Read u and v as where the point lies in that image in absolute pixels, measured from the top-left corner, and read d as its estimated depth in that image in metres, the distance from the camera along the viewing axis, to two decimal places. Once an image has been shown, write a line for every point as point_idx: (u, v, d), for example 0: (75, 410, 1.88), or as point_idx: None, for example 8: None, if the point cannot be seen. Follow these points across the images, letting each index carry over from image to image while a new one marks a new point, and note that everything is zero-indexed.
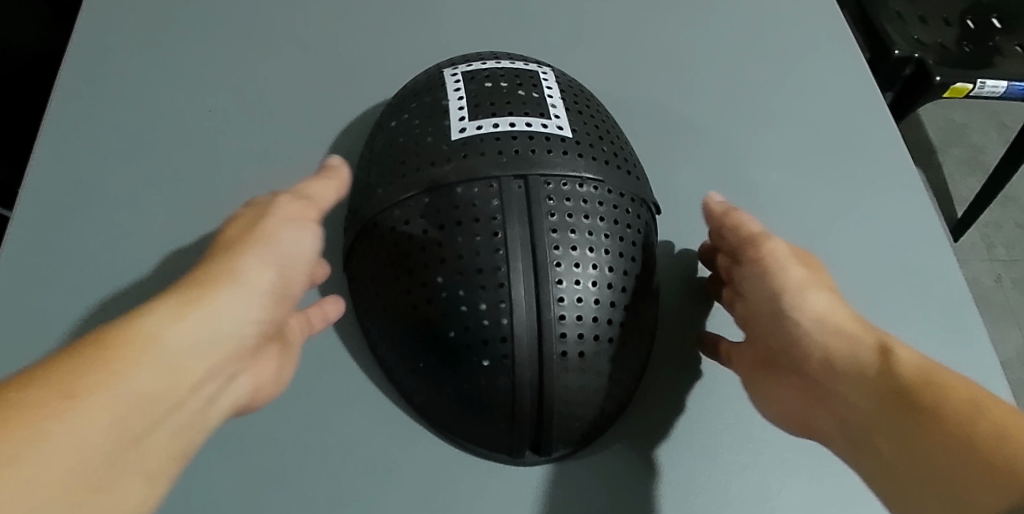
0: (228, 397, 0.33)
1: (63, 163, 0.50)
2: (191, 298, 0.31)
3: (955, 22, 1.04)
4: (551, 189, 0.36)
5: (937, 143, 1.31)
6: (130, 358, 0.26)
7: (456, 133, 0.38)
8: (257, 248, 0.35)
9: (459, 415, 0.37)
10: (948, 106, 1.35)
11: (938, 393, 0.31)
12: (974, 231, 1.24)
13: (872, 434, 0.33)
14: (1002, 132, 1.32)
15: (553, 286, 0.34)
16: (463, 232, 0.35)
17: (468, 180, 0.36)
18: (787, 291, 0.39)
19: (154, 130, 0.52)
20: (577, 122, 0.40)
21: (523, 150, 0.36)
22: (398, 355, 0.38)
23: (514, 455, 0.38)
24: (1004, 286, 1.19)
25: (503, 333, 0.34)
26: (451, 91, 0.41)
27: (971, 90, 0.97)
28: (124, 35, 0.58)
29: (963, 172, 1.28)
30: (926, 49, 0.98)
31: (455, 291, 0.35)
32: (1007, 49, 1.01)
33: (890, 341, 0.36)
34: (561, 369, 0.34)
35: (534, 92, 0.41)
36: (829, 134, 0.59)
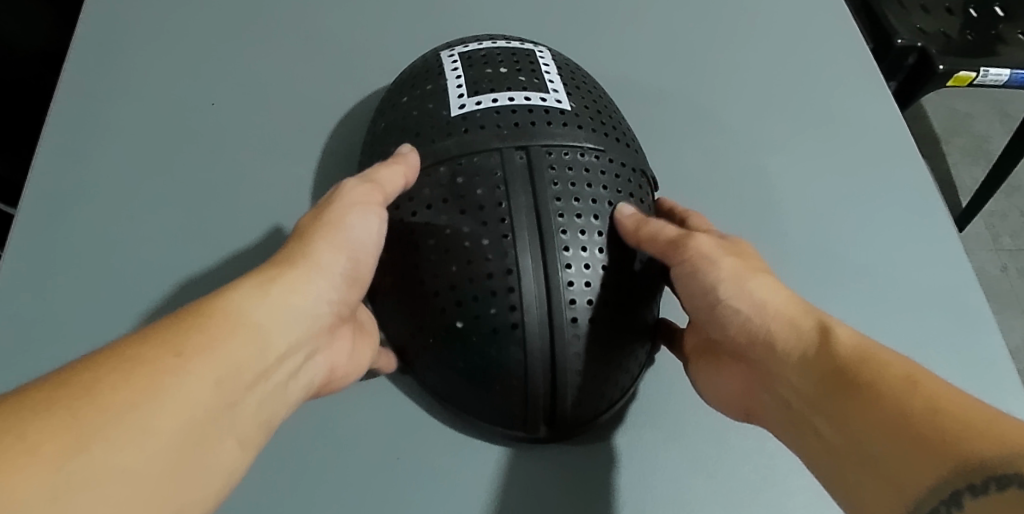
0: (310, 374, 0.33)
1: (68, 156, 0.50)
2: (274, 278, 0.31)
3: (957, 11, 1.03)
4: (553, 159, 0.36)
5: (942, 133, 1.30)
6: (219, 331, 0.27)
7: (456, 109, 0.39)
8: (329, 226, 0.34)
9: (471, 392, 0.37)
10: (951, 95, 1.34)
11: (873, 368, 0.30)
12: (979, 221, 1.24)
13: (812, 418, 0.31)
14: (1006, 121, 1.32)
15: (560, 252, 0.34)
16: (468, 203, 0.35)
17: (470, 153, 0.36)
18: (723, 284, 0.35)
19: (156, 126, 0.52)
20: (575, 96, 0.41)
21: (523, 123, 0.37)
22: (405, 334, 0.38)
23: (529, 432, 0.38)
24: (1010, 276, 1.18)
25: (513, 302, 0.34)
26: (449, 71, 0.41)
27: (974, 79, 0.96)
28: (126, 28, 0.58)
29: (967, 162, 1.28)
30: (929, 38, 0.98)
31: (461, 262, 0.35)
32: (1010, 37, 1.01)
33: (830, 320, 0.33)
34: (573, 338, 0.34)
35: (531, 68, 0.41)
36: (832, 120, 0.59)
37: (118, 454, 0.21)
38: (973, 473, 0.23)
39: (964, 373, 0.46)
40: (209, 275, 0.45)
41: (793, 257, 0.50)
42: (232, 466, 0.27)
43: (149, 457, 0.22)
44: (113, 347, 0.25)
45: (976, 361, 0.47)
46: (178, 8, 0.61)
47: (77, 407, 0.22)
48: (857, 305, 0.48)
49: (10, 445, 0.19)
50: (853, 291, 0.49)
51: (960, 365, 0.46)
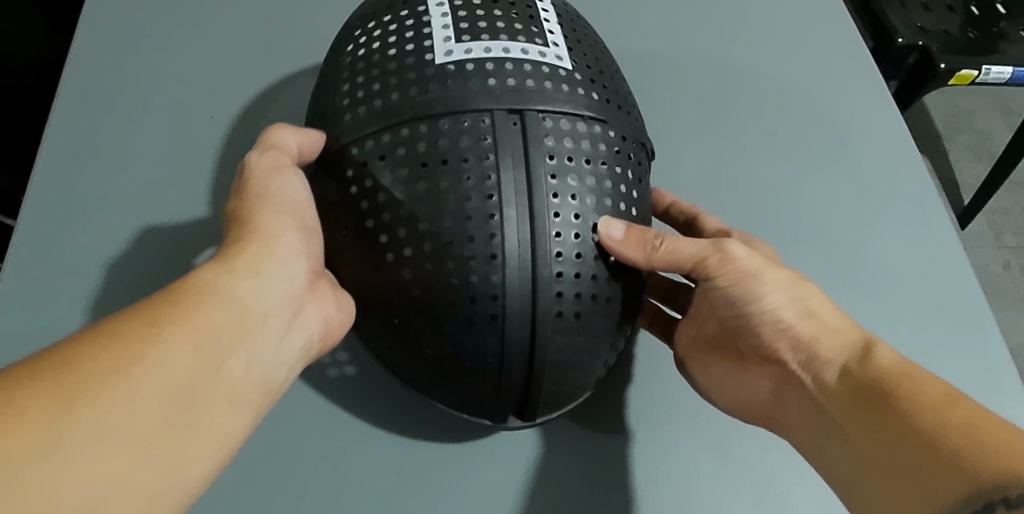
0: (300, 334, 0.34)
1: (75, 179, 0.51)
2: (236, 253, 0.33)
3: (958, 9, 1.02)
4: (551, 125, 0.35)
5: (943, 130, 1.30)
6: (194, 301, 0.29)
7: (443, 55, 0.36)
8: (261, 198, 0.36)
9: (437, 375, 0.37)
10: (953, 92, 1.34)
11: (913, 385, 0.31)
12: (981, 218, 1.23)
13: (838, 422, 0.33)
14: (1009, 118, 1.31)
15: (551, 238, 0.33)
16: (454, 175, 0.33)
17: (458, 113, 0.34)
18: (766, 295, 0.36)
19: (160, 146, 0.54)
20: (573, 54, 0.39)
21: (520, 83, 0.36)
22: (374, 310, 0.37)
23: (495, 413, 0.37)
24: (1012, 273, 1.18)
25: (495, 291, 0.33)
26: (436, 6, 0.39)
27: (977, 77, 0.95)
28: (131, 49, 0.60)
29: (969, 159, 1.27)
30: (929, 36, 0.97)
31: (437, 237, 0.33)
32: (1012, 34, 1.00)
33: (875, 340, 0.35)
34: (555, 320, 0.34)
35: (530, 20, 0.39)
36: (831, 123, 0.59)
37: (107, 416, 0.23)
38: (1001, 484, 0.25)
39: (970, 377, 0.45)
40: None
41: (796, 260, 0.50)
42: (228, 429, 0.28)
43: (136, 415, 0.24)
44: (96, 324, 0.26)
45: (980, 366, 0.46)
46: (182, 27, 0.62)
47: (60, 376, 0.23)
48: (860, 309, 0.48)
49: (9, 414, 0.21)
50: (856, 296, 0.49)
51: (967, 369, 0.46)
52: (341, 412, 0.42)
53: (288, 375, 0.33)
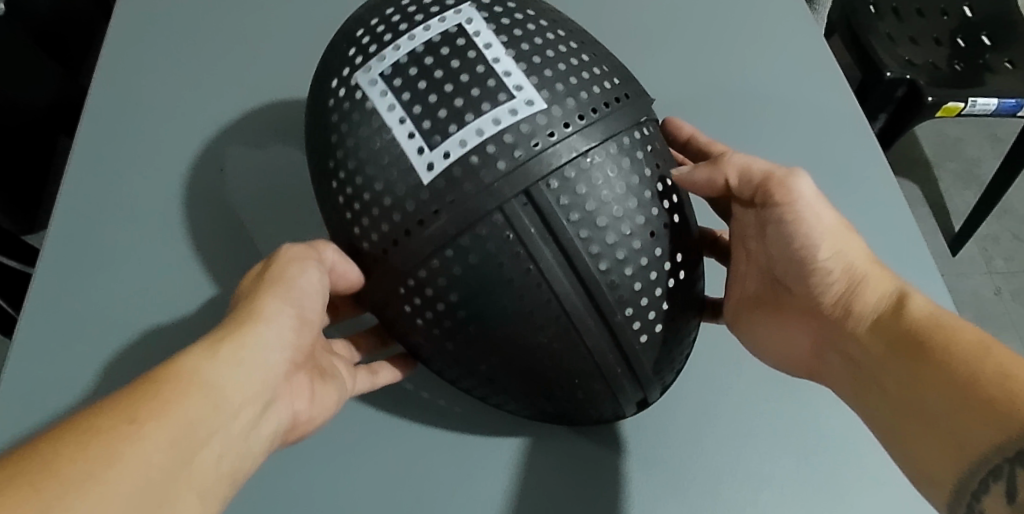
0: (271, 423, 0.34)
1: (118, 200, 0.56)
2: (224, 337, 0.32)
3: (944, 42, 1.06)
4: (558, 193, 0.33)
5: (933, 157, 1.34)
6: (172, 392, 0.29)
7: (426, 172, 0.34)
8: (270, 285, 0.36)
9: (542, 405, 0.40)
10: (943, 122, 1.39)
11: (948, 335, 0.33)
12: (971, 244, 1.26)
13: (880, 375, 0.35)
14: (997, 145, 1.36)
15: (609, 292, 0.35)
16: (499, 279, 0.34)
17: (470, 226, 0.33)
18: (821, 242, 0.38)
19: (196, 171, 0.59)
20: (538, 76, 0.35)
21: (509, 160, 0.33)
22: (483, 384, 0.40)
23: (620, 416, 0.42)
24: (1004, 299, 1.20)
25: (583, 355, 0.36)
26: (386, 112, 0.35)
27: (963, 108, 1.00)
28: (169, 77, 0.65)
29: (958, 187, 1.32)
30: (917, 69, 1.01)
31: (509, 326, 0.35)
32: (997, 66, 1.04)
33: (910, 290, 0.37)
34: (641, 347, 0.37)
35: (479, 67, 0.35)
36: (816, 165, 0.62)
37: None
38: None
39: None
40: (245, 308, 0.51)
41: None
42: None
43: None
44: (73, 421, 0.26)
45: None
46: (216, 56, 0.67)
47: (40, 482, 0.22)
48: None
49: None
50: None
51: None
52: (364, 429, 0.47)
53: (258, 462, 0.32)
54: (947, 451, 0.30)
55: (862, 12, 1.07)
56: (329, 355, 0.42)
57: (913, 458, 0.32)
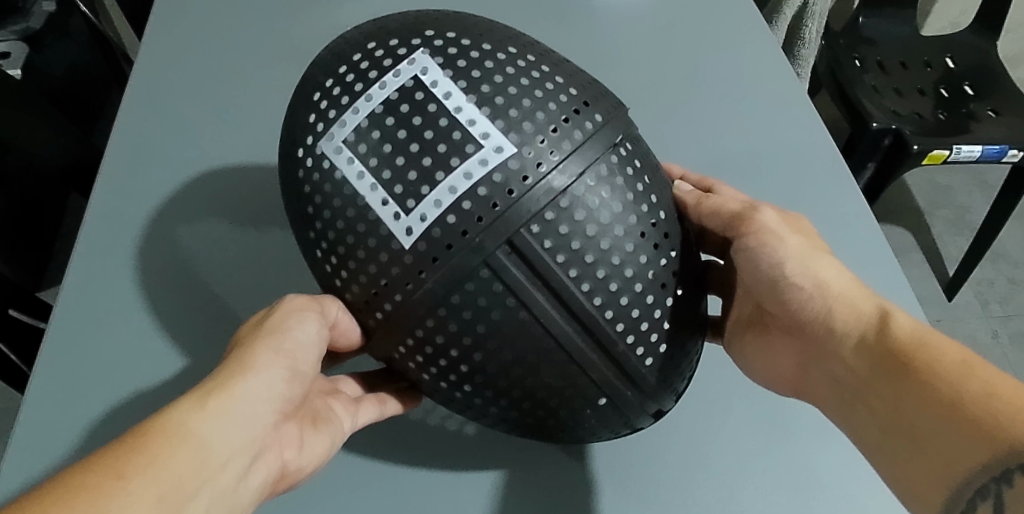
0: (260, 473, 0.31)
1: (109, 214, 0.54)
2: (210, 389, 0.29)
3: (928, 92, 1.10)
4: (542, 237, 0.29)
5: (924, 205, 1.37)
6: (156, 448, 0.26)
7: (405, 237, 0.29)
8: (267, 334, 0.32)
9: (551, 436, 0.36)
10: (932, 170, 1.43)
11: (931, 352, 0.32)
12: (967, 289, 1.27)
13: (864, 395, 0.34)
14: (985, 192, 1.40)
15: (614, 332, 0.31)
16: (499, 335, 0.30)
17: (456, 284, 0.29)
18: (787, 260, 0.38)
19: (192, 186, 0.56)
20: (505, 117, 0.29)
21: (489, 213, 0.28)
22: (499, 423, 0.36)
23: (636, 429, 0.37)
24: (1002, 342, 1.20)
25: (596, 392, 0.32)
26: (354, 176, 0.30)
27: (948, 156, 1.02)
28: (169, 91, 0.63)
29: (951, 233, 1.34)
30: (903, 119, 1.04)
31: (512, 375, 0.31)
32: (981, 114, 1.07)
33: (890, 307, 0.36)
34: (649, 368, 0.33)
35: (440, 118, 0.29)
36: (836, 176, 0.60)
37: None
38: None
39: None
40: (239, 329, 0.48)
41: None
42: None
43: None
44: (57, 475, 0.24)
45: None
46: (217, 73, 0.65)
47: None
48: None
49: None
50: None
51: None
52: (355, 458, 0.43)
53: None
54: (931, 470, 0.30)
55: (847, 66, 1.11)
56: (325, 397, 0.39)
57: (903, 478, 0.31)
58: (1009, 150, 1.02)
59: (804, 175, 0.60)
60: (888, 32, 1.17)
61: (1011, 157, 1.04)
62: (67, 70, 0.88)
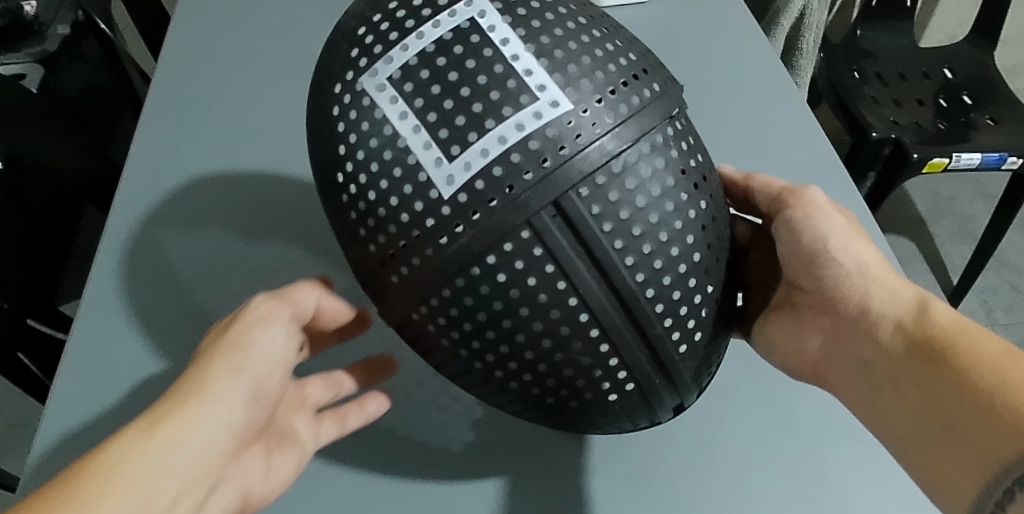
0: (211, 503, 0.32)
1: (128, 213, 0.54)
2: (163, 416, 0.29)
3: (927, 103, 1.12)
4: (590, 202, 0.28)
5: (926, 214, 1.38)
6: (96, 487, 0.26)
7: (444, 185, 0.27)
8: (228, 350, 0.32)
9: (570, 420, 0.36)
10: (933, 180, 1.44)
11: (972, 342, 0.33)
12: (971, 297, 1.27)
13: (893, 373, 0.35)
14: (988, 201, 1.40)
15: (652, 312, 0.30)
16: (532, 303, 0.29)
17: (495, 243, 0.27)
18: (832, 236, 0.40)
19: (210, 189, 0.57)
20: (563, 72, 0.29)
21: (537, 170, 0.27)
22: (517, 402, 0.35)
23: (656, 422, 0.37)
24: None
25: (622, 373, 0.32)
26: (395, 114, 0.29)
27: (947, 164, 1.03)
28: (189, 98, 0.64)
29: (954, 242, 1.35)
30: (901, 129, 1.05)
31: (541, 348, 0.30)
32: (980, 123, 1.08)
33: (932, 297, 0.37)
34: (681, 357, 0.33)
35: (496, 64, 0.28)
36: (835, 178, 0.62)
37: None
38: None
39: None
40: None
41: None
42: None
43: None
44: None
45: None
46: (237, 81, 0.67)
47: None
48: None
49: None
50: None
51: None
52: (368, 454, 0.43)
53: None
54: (964, 452, 0.30)
55: (845, 79, 1.13)
56: (288, 411, 0.40)
57: (941, 467, 0.32)
58: (1008, 157, 1.03)
59: (800, 170, 0.62)
60: (887, 44, 1.19)
61: (1011, 165, 1.04)
62: (81, 92, 0.91)
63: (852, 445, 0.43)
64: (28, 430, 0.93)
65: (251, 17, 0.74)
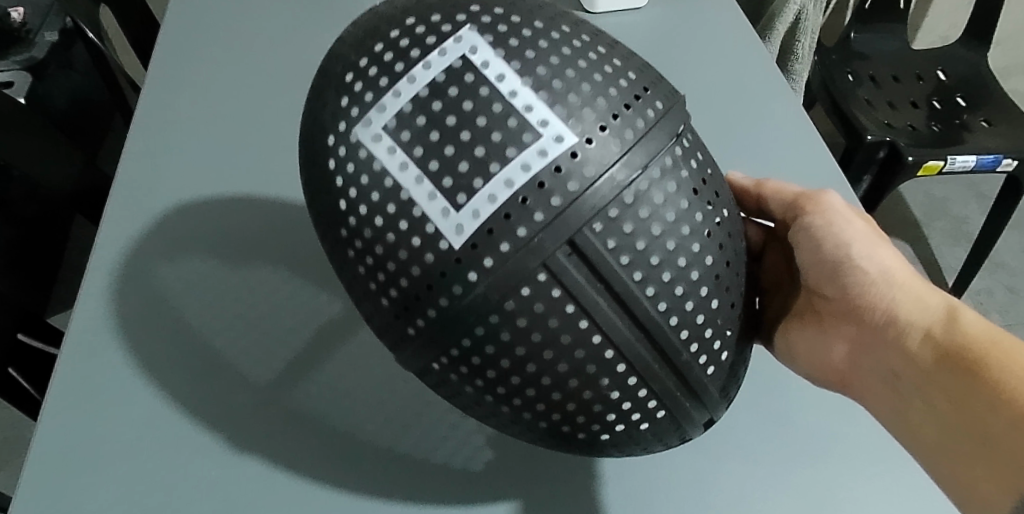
0: None
1: (123, 228, 0.54)
2: None
3: (921, 104, 1.12)
4: (605, 237, 0.27)
5: (921, 217, 1.38)
6: None
7: (454, 236, 0.26)
8: None
9: (597, 450, 0.35)
10: (926, 183, 1.44)
11: (1000, 352, 0.33)
12: (966, 298, 1.27)
13: (924, 383, 0.35)
14: (982, 203, 1.41)
15: (676, 340, 0.30)
16: (556, 343, 0.28)
17: (514, 288, 0.26)
18: (853, 243, 0.39)
19: (205, 202, 0.57)
20: (564, 103, 0.27)
21: (547, 210, 0.26)
22: (544, 438, 0.35)
23: (686, 440, 0.36)
24: None
25: (654, 400, 0.31)
26: (395, 165, 0.27)
27: (942, 166, 1.03)
28: (183, 111, 0.64)
29: (949, 243, 1.35)
30: (896, 132, 1.05)
31: (568, 386, 0.30)
32: (974, 124, 1.08)
33: (958, 304, 0.36)
34: (709, 377, 0.33)
35: (496, 102, 0.26)
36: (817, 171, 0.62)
37: None
38: None
39: None
40: (250, 338, 0.48)
41: None
42: None
43: None
44: None
45: None
46: (231, 95, 0.66)
47: None
48: None
49: None
50: None
51: None
52: (362, 467, 0.42)
53: None
54: (999, 465, 0.30)
55: (840, 80, 1.13)
56: None
57: (967, 478, 0.32)
58: (1003, 159, 1.03)
59: (820, 174, 0.62)
60: (880, 47, 1.19)
61: (1005, 167, 1.04)
62: (72, 101, 0.90)
63: (867, 450, 0.43)
64: (21, 444, 0.92)
65: (243, 31, 0.73)
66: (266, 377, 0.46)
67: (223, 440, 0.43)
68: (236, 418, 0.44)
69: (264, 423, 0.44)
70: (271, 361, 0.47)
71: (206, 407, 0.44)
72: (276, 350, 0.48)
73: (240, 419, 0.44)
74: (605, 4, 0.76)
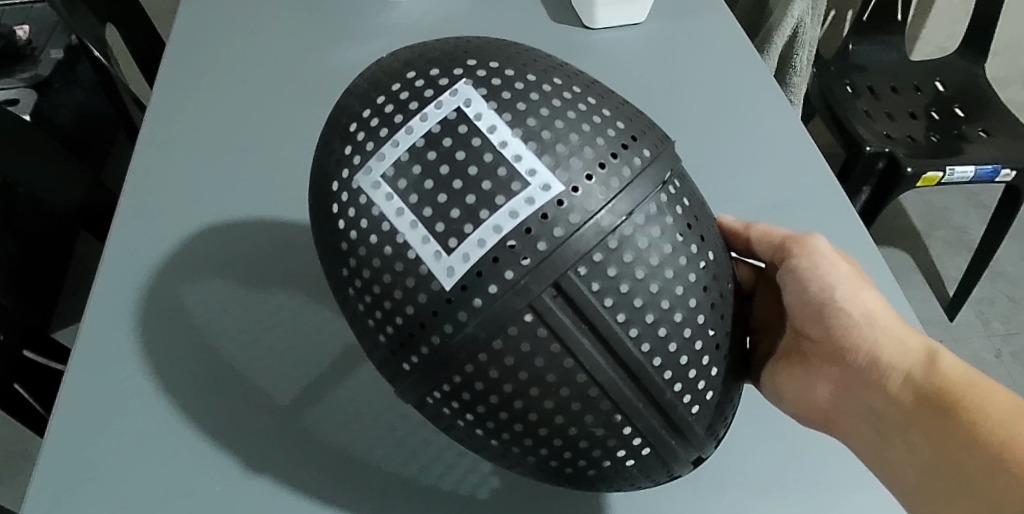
0: None
1: (128, 247, 0.55)
2: None
3: (920, 115, 1.12)
4: (590, 280, 0.27)
5: (921, 226, 1.39)
6: None
7: (445, 277, 0.27)
8: None
9: (587, 485, 0.36)
10: (927, 192, 1.45)
11: (978, 397, 0.33)
12: (968, 308, 1.28)
13: (903, 426, 0.35)
14: (982, 212, 1.41)
15: (660, 379, 0.30)
16: (542, 381, 0.28)
17: (501, 329, 0.27)
18: (837, 286, 0.39)
19: (209, 222, 0.57)
20: (552, 152, 0.28)
21: (534, 254, 0.26)
22: (536, 471, 0.35)
23: (675, 476, 0.36)
24: (1005, 360, 1.20)
25: (638, 438, 0.32)
26: (392, 211, 0.28)
27: (941, 177, 1.03)
28: (188, 132, 0.65)
29: (950, 253, 1.35)
30: (895, 143, 1.06)
31: (553, 421, 0.30)
32: (973, 134, 1.09)
33: (938, 347, 0.36)
34: (695, 416, 0.33)
35: (488, 152, 0.27)
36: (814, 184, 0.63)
37: None
38: None
39: None
40: (254, 358, 0.49)
41: None
42: None
43: None
44: None
45: None
46: (234, 115, 0.67)
47: None
48: None
49: None
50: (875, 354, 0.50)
51: None
52: (366, 486, 0.42)
53: None
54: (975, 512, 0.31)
55: (839, 92, 1.13)
56: None
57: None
58: (1001, 169, 1.04)
59: (822, 196, 0.61)
60: (879, 58, 1.20)
61: (1004, 177, 1.05)
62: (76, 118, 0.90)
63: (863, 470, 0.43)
64: (25, 458, 0.93)
65: (247, 52, 0.74)
66: (270, 396, 0.47)
67: (226, 460, 0.43)
68: (240, 436, 0.44)
69: (268, 442, 0.44)
70: (275, 381, 0.47)
71: (211, 426, 0.44)
72: (280, 370, 0.48)
73: (244, 438, 0.44)
74: (605, 20, 0.76)
